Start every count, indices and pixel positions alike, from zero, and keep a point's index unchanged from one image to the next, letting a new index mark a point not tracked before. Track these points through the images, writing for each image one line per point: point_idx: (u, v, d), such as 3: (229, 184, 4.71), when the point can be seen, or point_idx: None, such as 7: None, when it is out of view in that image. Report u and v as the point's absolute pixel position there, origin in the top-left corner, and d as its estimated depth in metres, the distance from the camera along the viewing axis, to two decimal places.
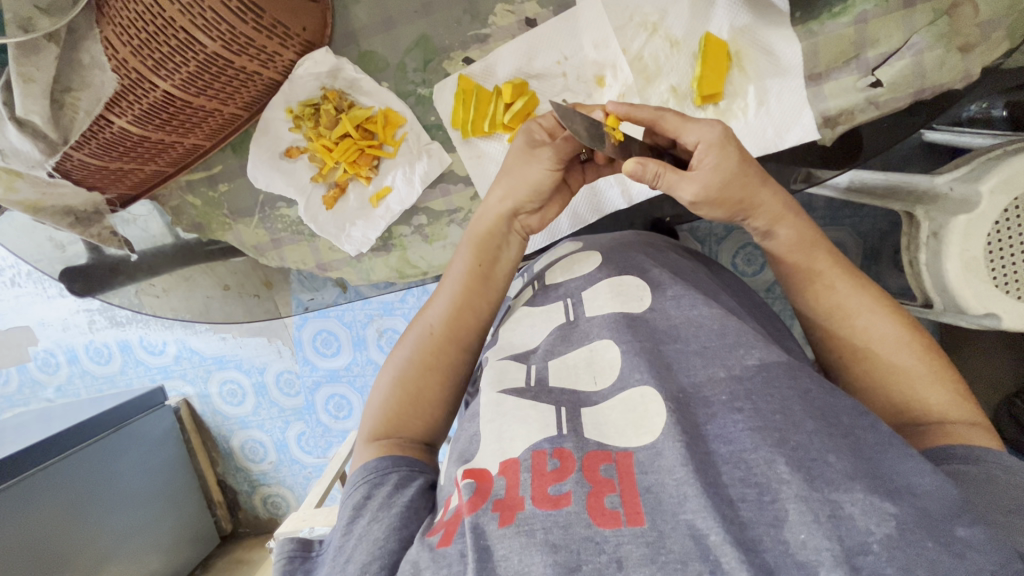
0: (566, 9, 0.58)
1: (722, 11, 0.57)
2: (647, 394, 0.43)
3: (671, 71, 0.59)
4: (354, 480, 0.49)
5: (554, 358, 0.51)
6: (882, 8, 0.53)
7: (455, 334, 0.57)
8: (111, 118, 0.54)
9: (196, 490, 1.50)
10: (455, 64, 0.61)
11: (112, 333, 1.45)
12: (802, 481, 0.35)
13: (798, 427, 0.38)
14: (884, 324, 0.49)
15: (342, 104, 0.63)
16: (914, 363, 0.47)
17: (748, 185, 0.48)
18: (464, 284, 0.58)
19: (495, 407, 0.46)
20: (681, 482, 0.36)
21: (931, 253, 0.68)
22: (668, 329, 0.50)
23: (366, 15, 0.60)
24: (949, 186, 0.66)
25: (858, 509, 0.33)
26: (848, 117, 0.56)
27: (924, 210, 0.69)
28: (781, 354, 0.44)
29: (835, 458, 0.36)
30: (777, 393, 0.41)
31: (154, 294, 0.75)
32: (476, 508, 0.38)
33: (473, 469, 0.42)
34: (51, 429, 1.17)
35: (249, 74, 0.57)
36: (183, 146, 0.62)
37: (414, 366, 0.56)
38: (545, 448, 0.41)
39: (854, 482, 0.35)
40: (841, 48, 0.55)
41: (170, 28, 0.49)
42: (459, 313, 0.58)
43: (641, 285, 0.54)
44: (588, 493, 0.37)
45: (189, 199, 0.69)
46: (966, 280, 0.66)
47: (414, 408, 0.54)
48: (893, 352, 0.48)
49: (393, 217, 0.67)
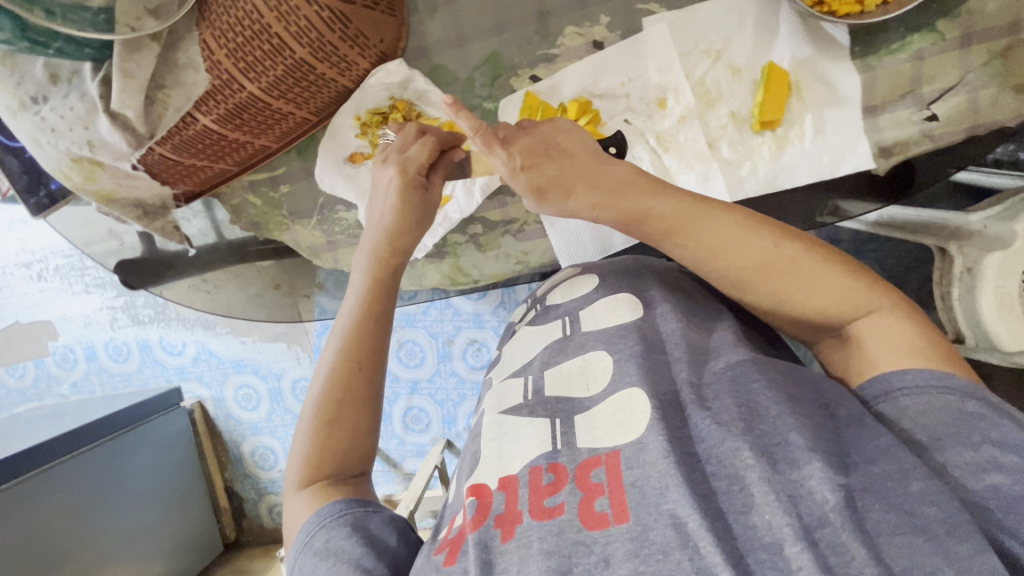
0: (633, 34, 0.60)
1: (784, 42, 0.59)
2: (634, 394, 0.44)
3: (732, 97, 0.61)
4: (307, 528, 0.45)
5: (550, 368, 0.51)
6: (938, 47, 0.56)
7: (358, 362, 0.53)
8: (196, 116, 0.56)
9: (203, 494, 1.48)
10: (523, 81, 0.63)
11: (133, 331, 1.47)
12: (764, 466, 0.36)
13: (761, 416, 0.40)
14: (750, 254, 0.48)
15: (410, 114, 0.65)
16: (801, 269, 0.47)
17: (561, 191, 0.55)
18: (369, 295, 0.57)
19: (495, 427, 0.47)
20: (663, 474, 0.37)
21: (966, 288, 0.70)
22: (657, 339, 0.50)
23: (440, 30, 0.62)
24: (982, 224, 0.68)
25: (815, 481, 0.34)
26: (902, 149, 0.59)
27: (958, 245, 0.70)
28: (746, 353, 0.46)
29: (796, 435, 0.37)
30: (742, 388, 0.42)
31: (205, 289, 0.76)
32: (479, 525, 0.39)
33: (475, 485, 0.43)
34: (63, 427, 1.16)
35: (326, 81, 0.59)
36: (254, 147, 0.64)
37: (325, 400, 0.52)
38: (540, 463, 0.41)
39: (813, 455, 0.36)
40: (897, 82, 0.58)
41: (265, 34, 0.51)
42: (356, 343, 0.54)
43: (633, 303, 0.54)
44: (580, 500, 0.38)
45: (251, 198, 0.71)
46: (1000, 316, 0.69)
47: (331, 436, 0.50)
48: (781, 280, 0.48)
49: (451, 225, 0.67)
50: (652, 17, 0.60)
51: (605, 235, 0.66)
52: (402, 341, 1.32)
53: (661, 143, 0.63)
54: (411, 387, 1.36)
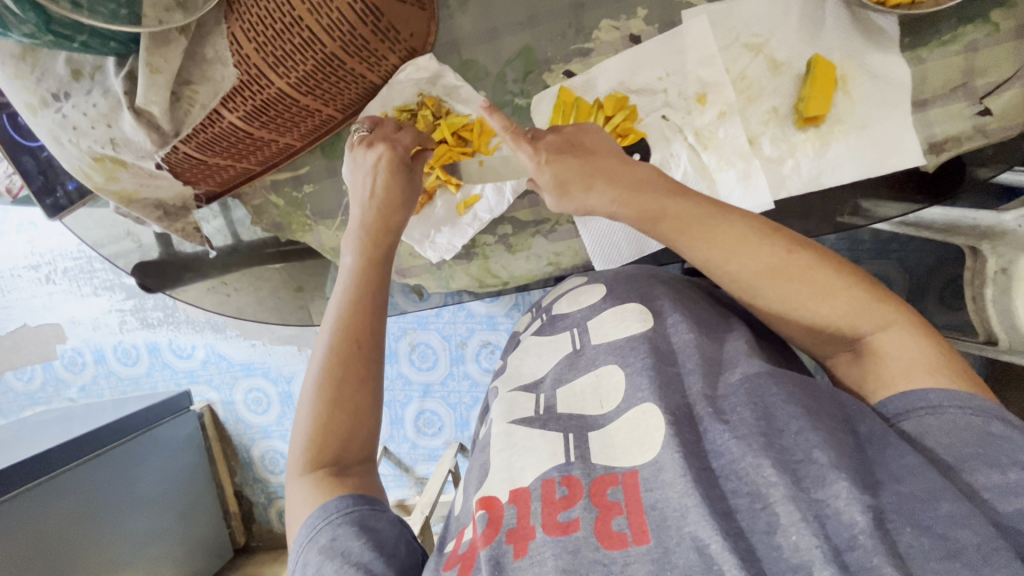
0: (672, 28, 0.58)
1: (829, 35, 0.57)
2: (648, 410, 0.41)
3: (774, 92, 0.59)
4: (312, 523, 0.41)
5: (562, 386, 0.49)
6: (992, 38, 0.54)
7: (357, 336, 0.49)
8: (223, 112, 0.54)
9: (213, 499, 1.46)
10: (556, 77, 0.61)
11: (142, 334, 1.45)
12: (789, 483, 0.33)
13: (783, 431, 0.37)
14: (760, 265, 0.46)
15: (439, 110, 0.62)
16: (813, 278, 0.45)
17: (582, 187, 0.53)
18: (363, 273, 0.53)
19: (505, 437, 0.44)
20: (683, 493, 0.35)
21: (1000, 290, 0.67)
22: (668, 351, 0.47)
23: (471, 24, 0.60)
24: (1017, 224, 0.65)
25: (842, 501, 0.32)
26: (954, 144, 0.57)
27: (991, 244, 0.68)
28: (761, 364, 0.43)
29: (820, 454, 0.35)
30: (760, 401, 0.39)
31: (224, 292, 0.74)
32: (491, 540, 0.36)
33: (484, 498, 0.40)
34: (72, 433, 1.14)
35: (355, 77, 0.57)
36: (278, 145, 0.62)
37: (324, 381, 0.47)
38: (554, 476, 0.39)
39: (839, 472, 0.33)
40: (948, 75, 0.56)
41: (296, 27, 0.49)
42: (354, 316, 0.50)
43: (643, 313, 0.52)
44: (595, 518, 0.36)
45: (273, 199, 0.69)
46: None
47: (334, 420, 0.45)
48: (795, 291, 0.45)
49: (481, 225, 0.65)
50: (692, 10, 0.57)
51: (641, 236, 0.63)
52: (415, 343, 1.30)
53: (700, 139, 0.60)
54: (424, 391, 1.34)
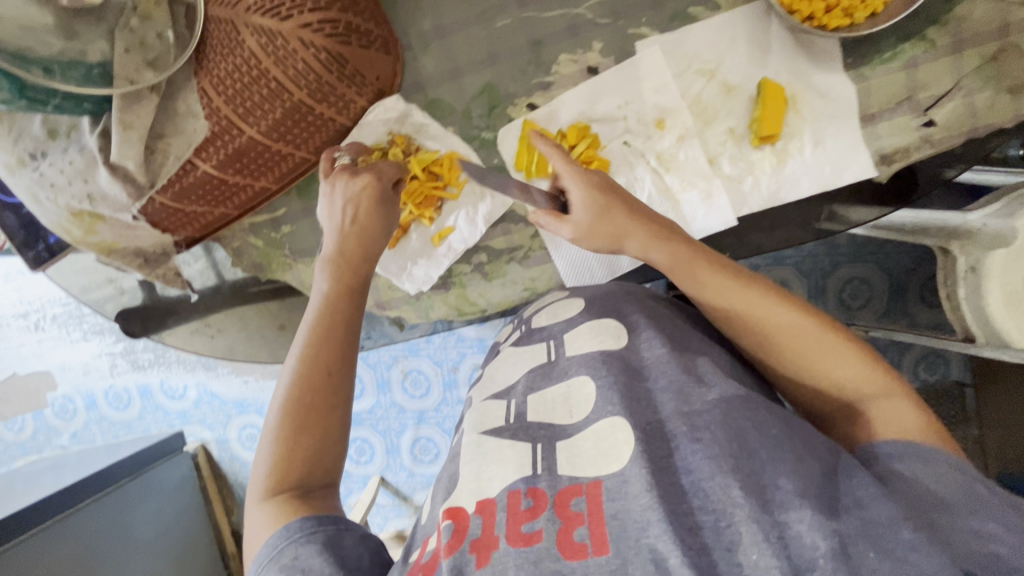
0: (627, 58, 0.61)
1: (776, 58, 0.59)
2: (617, 424, 0.43)
3: (729, 114, 0.61)
4: (273, 542, 0.41)
5: (533, 394, 0.50)
6: (930, 54, 0.57)
7: (327, 365, 0.49)
8: (196, 162, 0.56)
9: (210, 541, 1.44)
10: (520, 110, 0.63)
11: (133, 376, 1.44)
12: (754, 505, 0.35)
13: (752, 455, 0.38)
14: (794, 314, 0.47)
15: (409, 148, 0.64)
16: (824, 340, 0.46)
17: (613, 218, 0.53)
18: (335, 300, 0.53)
19: (475, 448, 0.46)
20: (645, 508, 0.36)
21: (971, 287, 0.69)
22: (640, 367, 0.48)
23: (433, 65, 0.63)
24: (981, 222, 0.67)
25: (806, 526, 0.33)
26: (904, 155, 0.59)
27: (960, 244, 0.70)
28: (739, 387, 0.44)
29: (785, 480, 0.36)
30: (734, 422, 0.40)
31: (208, 334, 0.74)
32: (453, 551, 0.38)
33: (451, 508, 0.42)
34: (63, 482, 1.14)
35: (325, 120, 0.59)
36: (254, 189, 0.64)
37: (291, 407, 0.47)
38: (519, 487, 0.41)
39: (803, 500, 0.34)
40: (892, 90, 0.59)
41: (264, 78, 0.51)
42: (320, 345, 0.50)
43: (620, 329, 0.53)
44: (558, 529, 0.38)
45: (252, 240, 0.70)
46: (1009, 314, 0.66)
47: (299, 444, 0.46)
48: (812, 347, 0.46)
49: (456, 255, 0.66)
50: (645, 41, 0.60)
51: (612, 258, 0.65)
52: (407, 370, 1.32)
53: (662, 162, 0.62)
54: (418, 418, 1.34)
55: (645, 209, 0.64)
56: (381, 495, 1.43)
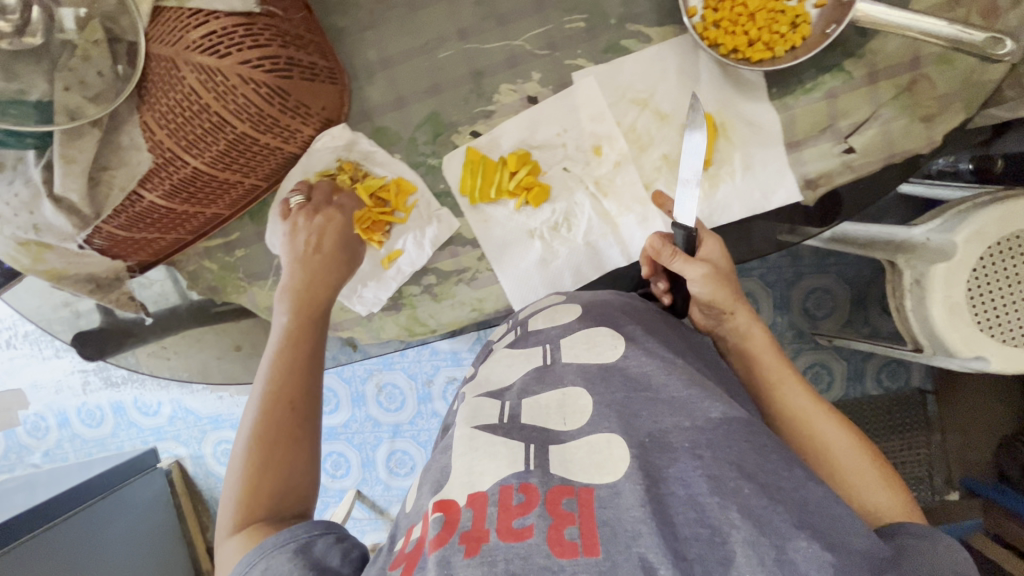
0: (565, 88, 0.63)
1: (705, 88, 0.62)
2: (613, 439, 0.43)
3: (663, 141, 0.64)
4: (248, 562, 0.42)
5: (527, 397, 0.50)
6: (848, 84, 0.61)
7: (290, 397, 0.52)
8: (142, 193, 0.57)
9: (184, 558, 1.44)
10: (464, 137, 0.65)
11: (106, 394, 1.44)
12: (751, 527, 0.36)
13: (752, 476, 0.39)
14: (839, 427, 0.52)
15: (357, 174, 0.66)
16: (864, 465, 0.50)
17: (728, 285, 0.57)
18: (295, 333, 0.57)
19: (467, 441, 0.45)
20: (639, 520, 0.37)
21: (917, 299, 0.74)
22: (639, 375, 0.49)
23: (380, 95, 0.66)
24: (925, 237, 0.73)
25: (803, 557, 0.35)
26: (827, 180, 0.62)
27: (905, 258, 0.75)
28: (741, 409, 0.45)
29: (782, 509, 0.37)
30: (734, 445, 0.41)
31: (164, 356, 0.76)
32: (442, 544, 0.37)
33: (440, 501, 0.41)
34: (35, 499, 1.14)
35: (271, 149, 0.61)
36: (205, 215, 0.65)
37: (257, 440, 0.49)
38: (511, 482, 0.40)
39: (800, 532, 0.36)
40: (815, 119, 0.62)
41: (205, 112, 0.53)
42: (283, 379, 0.53)
43: (615, 335, 0.54)
44: (548, 526, 0.37)
45: (206, 264, 0.71)
46: (951, 325, 0.71)
47: (265, 475, 0.47)
48: (852, 460, 0.51)
49: (404, 277, 0.68)
50: (581, 72, 0.63)
51: (555, 279, 0.67)
52: (381, 384, 1.32)
53: (600, 188, 0.65)
54: (393, 431, 1.35)
55: (586, 232, 0.66)
56: (358, 509, 1.42)
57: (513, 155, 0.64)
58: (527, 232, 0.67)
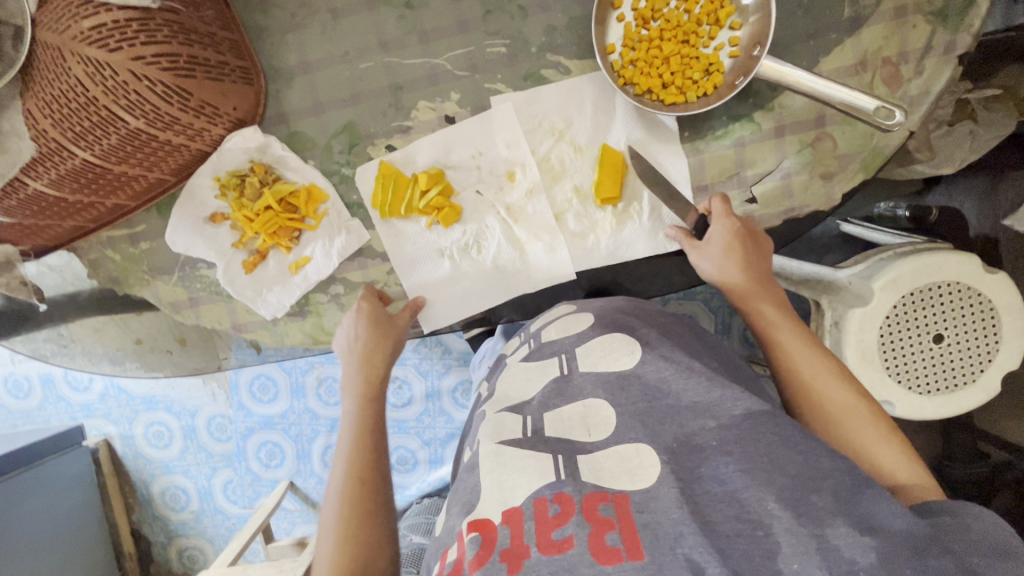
0: (482, 111, 0.63)
1: (620, 126, 0.63)
2: (641, 447, 0.43)
3: (575, 173, 0.64)
4: None
5: (548, 410, 0.49)
6: (756, 135, 0.61)
7: (360, 474, 0.54)
8: (26, 180, 0.55)
9: (102, 541, 1.40)
10: (379, 151, 0.65)
11: (35, 365, 1.34)
12: (791, 517, 0.37)
13: (782, 469, 0.40)
14: (820, 361, 0.54)
15: (267, 177, 0.65)
16: (865, 427, 0.51)
17: (746, 251, 0.59)
18: (368, 408, 0.61)
19: (494, 457, 0.45)
20: (678, 521, 0.38)
21: (835, 341, 0.75)
22: (659, 383, 0.48)
23: (297, 98, 0.64)
24: (848, 280, 0.75)
25: (845, 541, 0.35)
26: None
27: (829, 299, 0.76)
28: (764, 403, 0.45)
29: (817, 497, 0.38)
30: (763, 437, 0.42)
31: (61, 343, 0.74)
32: (483, 563, 0.37)
33: (477, 520, 0.41)
34: None
35: (175, 146, 0.59)
36: (105, 206, 0.63)
37: (344, 515, 0.52)
38: (544, 494, 0.40)
39: (836, 517, 0.37)
40: (722, 166, 0.62)
41: (93, 105, 0.51)
42: (361, 458, 0.56)
43: (630, 339, 0.53)
44: (589, 534, 0.38)
45: (109, 253, 0.69)
46: (862, 367, 0.73)
47: (350, 547, 0.50)
48: (856, 419, 0.51)
49: (310, 286, 0.68)
50: (499, 96, 0.63)
51: (462, 300, 0.67)
52: (321, 377, 1.22)
53: (511, 214, 0.66)
54: (330, 426, 1.25)
55: (495, 256, 0.66)
56: (287, 499, 1.33)
57: (427, 173, 0.64)
58: (437, 251, 0.67)
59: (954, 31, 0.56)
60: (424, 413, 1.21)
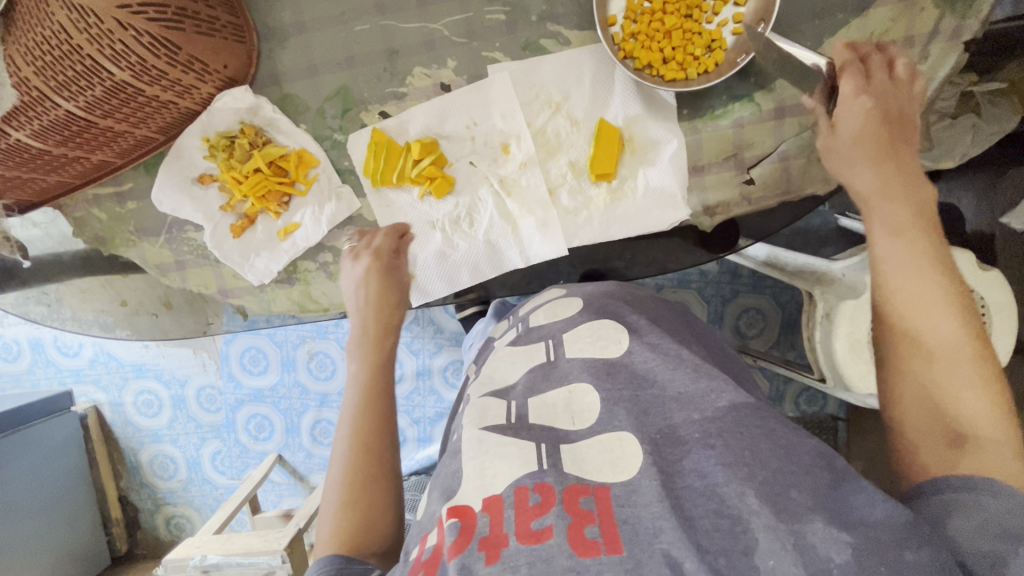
0: (478, 80, 0.62)
1: (618, 100, 0.62)
2: (625, 437, 0.43)
3: (571, 147, 0.63)
4: None
5: (533, 396, 0.48)
6: (756, 117, 0.60)
7: (366, 442, 0.53)
8: (8, 130, 0.54)
9: (90, 508, 1.39)
10: (372, 117, 0.63)
11: (24, 328, 1.34)
12: (770, 513, 0.37)
13: (764, 463, 0.40)
14: (935, 284, 0.47)
15: (257, 140, 0.64)
16: (962, 367, 0.44)
17: (884, 135, 0.53)
18: (372, 371, 0.59)
19: (477, 443, 0.44)
20: (657, 516, 0.37)
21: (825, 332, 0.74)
22: (646, 373, 0.48)
23: (290, 60, 0.63)
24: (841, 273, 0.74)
25: (820, 537, 0.35)
26: (724, 209, 0.62)
27: (822, 291, 0.75)
28: (749, 395, 0.45)
29: (796, 493, 0.38)
30: (746, 431, 0.42)
31: (45, 304, 0.73)
32: (462, 550, 0.37)
33: (457, 507, 0.41)
34: None
35: (163, 102, 0.58)
36: (90, 161, 0.62)
37: (351, 478, 0.51)
38: (526, 482, 0.40)
39: (815, 513, 0.37)
40: (720, 146, 0.61)
41: (76, 54, 0.50)
42: (365, 421, 0.55)
43: (619, 327, 0.53)
44: (569, 525, 0.37)
45: (95, 212, 0.68)
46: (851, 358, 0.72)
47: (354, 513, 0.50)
48: (951, 356, 0.45)
49: (298, 252, 0.67)
50: (497, 65, 0.61)
51: (453, 272, 0.66)
52: (313, 352, 1.22)
53: (504, 186, 0.65)
54: (320, 400, 1.25)
55: (487, 229, 0.65)
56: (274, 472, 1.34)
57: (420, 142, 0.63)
58: (428, 224, 0.66)
59: (962, 17, 0.55)
60: (414, 392, 1.20)
